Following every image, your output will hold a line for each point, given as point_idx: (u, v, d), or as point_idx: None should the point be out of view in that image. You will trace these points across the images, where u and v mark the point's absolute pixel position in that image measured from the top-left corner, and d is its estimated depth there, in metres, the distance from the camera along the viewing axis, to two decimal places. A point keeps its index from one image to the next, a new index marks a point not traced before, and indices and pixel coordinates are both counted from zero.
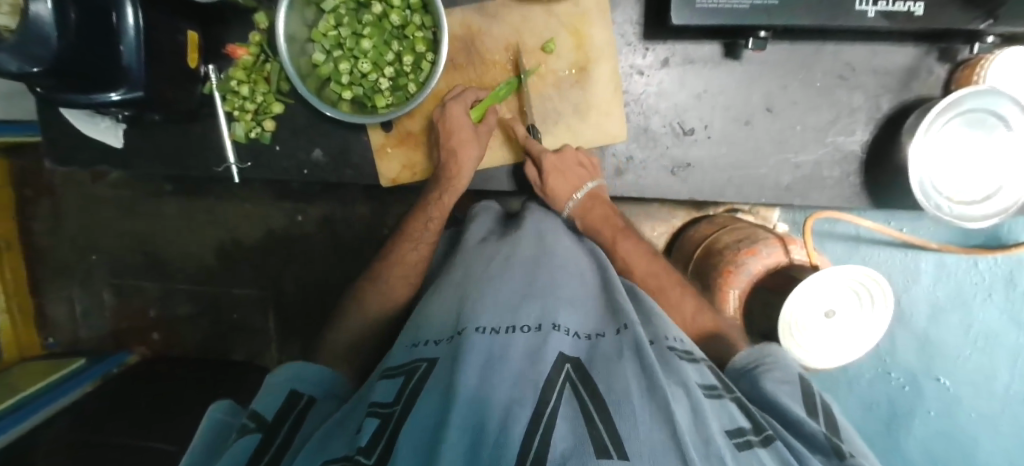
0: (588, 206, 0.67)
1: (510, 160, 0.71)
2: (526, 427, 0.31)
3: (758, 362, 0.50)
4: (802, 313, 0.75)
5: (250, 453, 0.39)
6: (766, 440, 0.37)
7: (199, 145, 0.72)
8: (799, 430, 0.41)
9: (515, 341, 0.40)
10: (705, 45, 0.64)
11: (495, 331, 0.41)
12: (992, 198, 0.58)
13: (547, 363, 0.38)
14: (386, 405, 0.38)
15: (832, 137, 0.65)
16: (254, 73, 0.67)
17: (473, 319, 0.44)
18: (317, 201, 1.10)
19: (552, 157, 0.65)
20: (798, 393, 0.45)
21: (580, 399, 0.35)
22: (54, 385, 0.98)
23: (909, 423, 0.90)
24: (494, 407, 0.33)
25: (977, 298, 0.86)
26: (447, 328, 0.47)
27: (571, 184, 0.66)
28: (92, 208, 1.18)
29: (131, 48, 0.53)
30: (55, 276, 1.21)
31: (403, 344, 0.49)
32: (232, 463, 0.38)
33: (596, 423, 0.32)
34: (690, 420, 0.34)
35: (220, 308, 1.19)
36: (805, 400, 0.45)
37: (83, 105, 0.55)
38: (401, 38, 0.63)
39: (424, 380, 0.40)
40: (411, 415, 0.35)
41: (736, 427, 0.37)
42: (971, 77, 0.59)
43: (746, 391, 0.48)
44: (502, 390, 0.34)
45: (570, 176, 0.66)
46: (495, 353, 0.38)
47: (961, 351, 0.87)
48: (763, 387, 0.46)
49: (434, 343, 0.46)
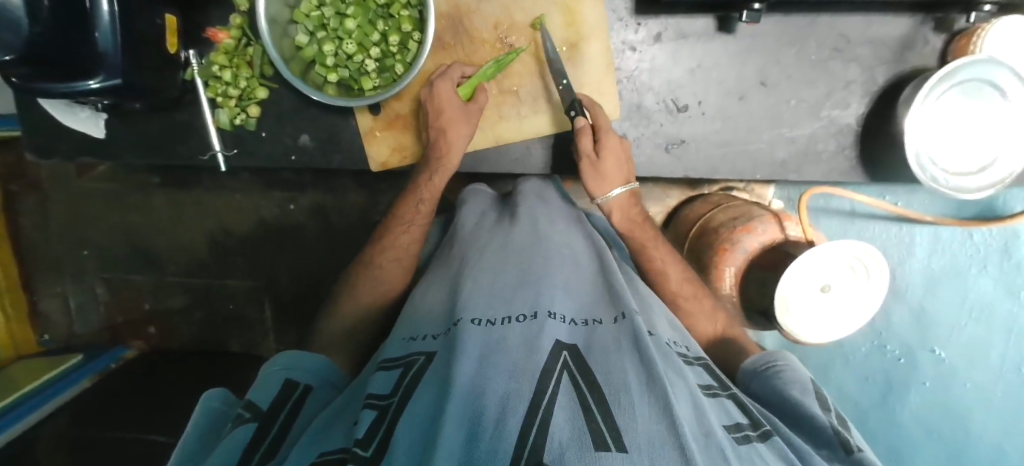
0: (628, 201, 0.65)
1: (551, 130, 0.68)
2: (524, 417, 0.30)
3: (769, 364, 0.50)
4: (796, 286, 0.75)
5: (247, 440, 0.39)
6: (764, 435, 0.37)
7: (182, 133, 0.71)
8: (806, 421, 0.43)
9: (512, 332, 0.39)
10: (698, 19, 0.63)
11: (491, 323, 0.41)
12: (988, 170, 0.58)
13: (543, 351, 0.37)
14: (382, 397, 0.38)
15: (827, 111, 0.64)
16: (236, 58, 0.65)
17: (469, 310, 0.43)
18: (309, 190, 1.08)
19: (614, 140, 0.63)
20: (809, 389, 0.46)
21: (577, 389, 0.34)
22: (50, 381, 0.98)
23: (905, 396, 0.92)
24: (490, 398, 0.32)
25: (971, 270, 0.86)
26: (443, 321, 0.46)
27: (620, 175, 0.64)
28: (79, 202, 1.16)
29: (108, 33, 0.51)
30: (46, 272, 1.20)
31: (398, 337, 0.48)
32: (229, 451, 0.38)
33: (595, 415, 0.31)
34: (689, 413, 0.34)
35: (215, 299, 1.18)
36: (817, 397, 0.45)
37: (61, 95, 0.54)
38: (387, 17, 0.61)
39: (421, 372, 0.39)
40: (408, 408, 0.35)
41: (735, 423, 0.37)
42: (966, 47, 0.57)
43: (757, 389, 0.49)
44: (497, 381, 0.34)
45: (622, 167, 0.64)
46: (491, 345, 0.38)
47: (957, 323, 0.88)
48: (776, 385, 0.47)
49: (431, 337, 0.45)
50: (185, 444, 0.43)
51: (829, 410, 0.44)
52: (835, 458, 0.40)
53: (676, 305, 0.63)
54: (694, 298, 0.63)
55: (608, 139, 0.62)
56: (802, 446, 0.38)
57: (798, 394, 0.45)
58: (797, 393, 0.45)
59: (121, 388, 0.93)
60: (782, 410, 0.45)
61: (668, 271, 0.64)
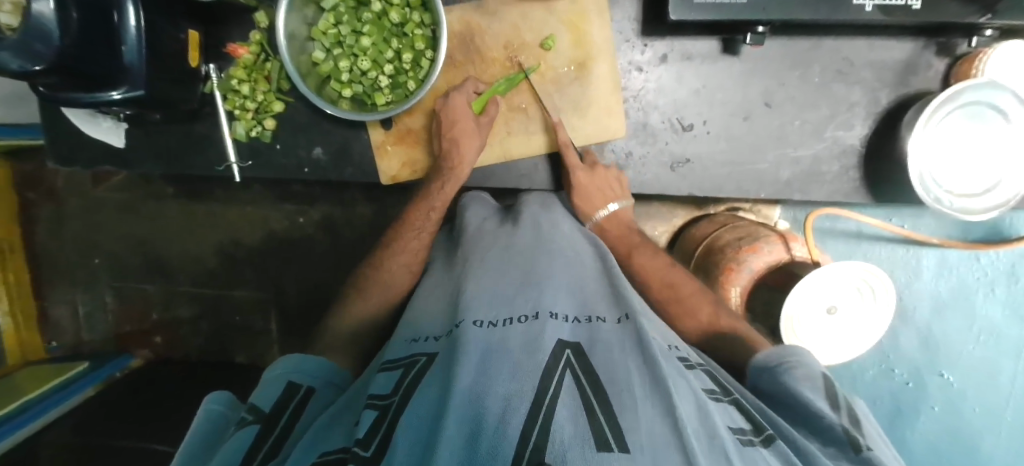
0: (608, 225, 0.69)
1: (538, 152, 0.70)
2: (526, 416, 0.31)
3: (780, 360, 0.48)
4: (802, 309, 0.75)
5: (249, 442, 0.39)
6: (768, 440, 0.37)
7: (199, 144, 0.73)
8: (816, 423, 0.43)
9: (514, 332, 0.40)
10: (703, 41, 0.65)
11: (493, 324, 0.41)
12: (992, 192, 0.58)
13: (546, 351, 0.37)
14: (383, 397, 0.38)
15: (831, 132, 0.65)
16: (255, 72, 0.68)
17: (471, 312, 0.43)
18: (319, 202, 1.10)
19: (585, 176, 0.66)
20: (821, 385, 0.45)
21: (580, 387, 0.34)
22: (58, 386, 0.98)
23: (915, 421, 0.89)
24: (493, 398, 0.32)
25: (979, 293, 0.85)
26: (445, 323, 0.47)
27: (596, 204, 0.66)
28: (94, 211, 1.19)
29: (133, 47, 0.53)
30: (57, 281, 1.22)
31: (402, 338, 0.49)
32: (230, 453, 0.38)
33: (597, 415, 0.32)
34: (692, 415, 0.34)
35: (223, 310, 1.19)
36: (829, 394, 0.45)
37: (86, 104, 0.56)
38: (401, 36, 0.64)
39: (422, 373, 0.40)
40: (409, 406, 0.35)
41: (738, 426, 0.37)
42: (970, 71, 0.58)
43: (765, 387, 0.49)
44: (498, 381, 0.34)
45: (598, 195, 0.66)
46: (493, 344, 0.38)
47: (966, 346, 0.87)
48: (785, 382, 0.46)
49: (432, 339, 0.45)
50: (188, 445, 0.43)
51: (838, 407, 0.44)
52: (846, 458, 0.40)
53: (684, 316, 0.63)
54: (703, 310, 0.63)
55: (580, 176, 0.66)
56: (807, 447, 0.38)
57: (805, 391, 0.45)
58: (808, 390, 0.44)
59: (125, 398, 0.94)
60: (790, 411, 0.45)
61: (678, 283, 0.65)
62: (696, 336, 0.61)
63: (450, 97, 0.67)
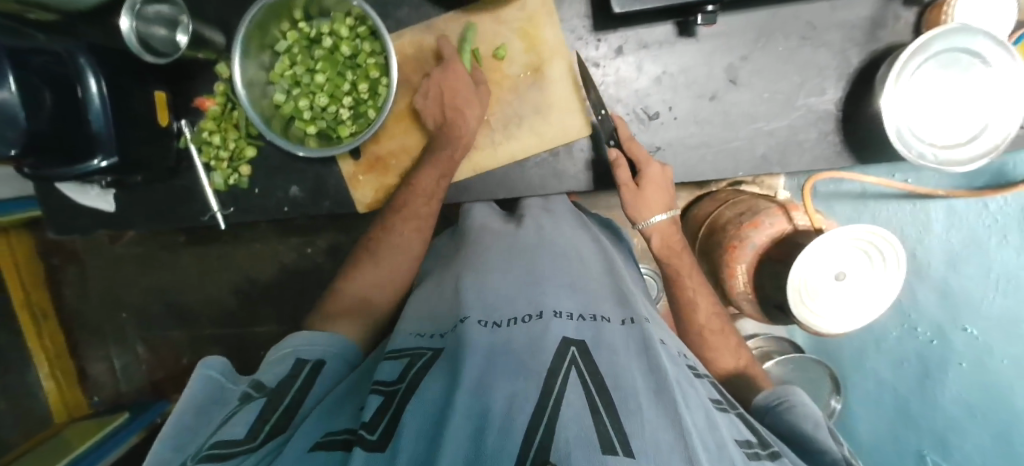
0: (656, 235, 0.65)
1: (507, 160, 0.70)
2: (529, 420, 0.30)
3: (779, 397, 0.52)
4: (814, 278, 0.73)
5: (258, 414, 0.41)
6: (773, 455, 0.37)
7: (183, 197, 0.75)
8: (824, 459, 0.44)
9: (517, 334, 0.40)
10: (658, 27, 0.64)
11: (497, 324, 0.42)
12: (979, 138, 0.56)
13: (551, 351, 0.38)
14: (389, 383, 0.39)
15: (803, 100, 0.63)
16: (223, 122, 0.70)
17: (475, 309, 0.44)
18: (323, 232, 1.13)
19: (657, 170, 0.62)
20: (821, 421, 0.48)
21: (586, 386, 0.34)
22: (98, 443, 1.03)
23: (942, 381, 0.84)
24: (496, 398, 0.33)
25: (991, 241, 0.76)
26: (448, 320, 0.47)
27: (654, 209, 0.63)
28: (114, 268, 1.23)
29: (99, 114, 0.55)
30: (90, 338, 1.25)
31: (405, 331, 0.49)
32: (243, 422, 0.40)
33: (602, 416, 0.31)
34: (702, 426, 0.34)
35: (248, 348, 1.22)
36: (831, 432, 0.47)
37: (72, 177, 0.58)
38: (355, 67, 0.64)
39: (427, 365, 0.41)
40: (412, 398, 0.36)
41: (745, 439, 0.37)
42: (939, 17, 0.56)
43: (774, 427, 0.51)
44: (503, 384, 0.34)
45: (664, 195, 0.63)
46: (497, 347, 0.39)
47: (983, 294, 0.77)
48: (790, 421, 0.49)
49: (438, 335, 0.46)
50: (181, 413, 0.44)
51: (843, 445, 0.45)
52: None
53: (703, 339, 0.63)
54: (716, 330, 0.63)
55: (650, 169, 0.62)
56: None
57: (813, 429, 0.46)
58: (811, 428, 0.46)
59: None
60: (799, 448, 0.46)
61: (698, 302, 0.64)
62: (722, 360, 0.63)
63: (448, 67, 0.64)
